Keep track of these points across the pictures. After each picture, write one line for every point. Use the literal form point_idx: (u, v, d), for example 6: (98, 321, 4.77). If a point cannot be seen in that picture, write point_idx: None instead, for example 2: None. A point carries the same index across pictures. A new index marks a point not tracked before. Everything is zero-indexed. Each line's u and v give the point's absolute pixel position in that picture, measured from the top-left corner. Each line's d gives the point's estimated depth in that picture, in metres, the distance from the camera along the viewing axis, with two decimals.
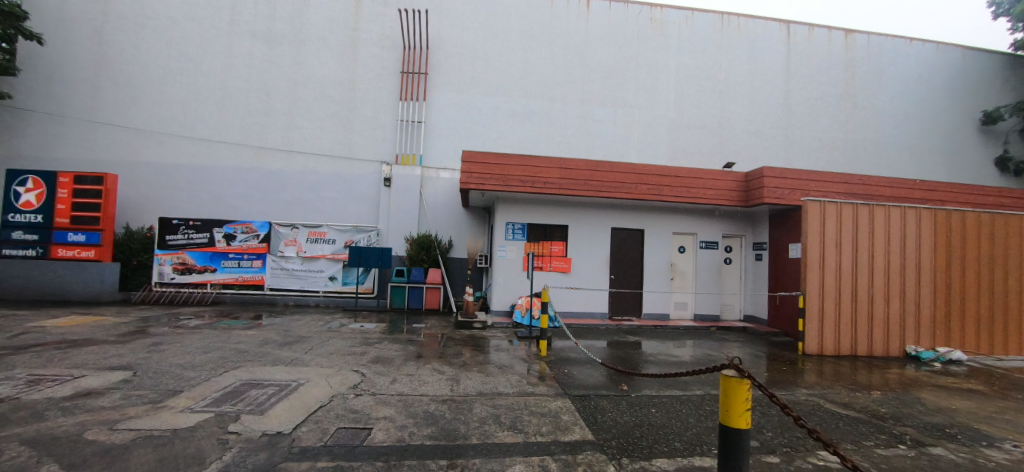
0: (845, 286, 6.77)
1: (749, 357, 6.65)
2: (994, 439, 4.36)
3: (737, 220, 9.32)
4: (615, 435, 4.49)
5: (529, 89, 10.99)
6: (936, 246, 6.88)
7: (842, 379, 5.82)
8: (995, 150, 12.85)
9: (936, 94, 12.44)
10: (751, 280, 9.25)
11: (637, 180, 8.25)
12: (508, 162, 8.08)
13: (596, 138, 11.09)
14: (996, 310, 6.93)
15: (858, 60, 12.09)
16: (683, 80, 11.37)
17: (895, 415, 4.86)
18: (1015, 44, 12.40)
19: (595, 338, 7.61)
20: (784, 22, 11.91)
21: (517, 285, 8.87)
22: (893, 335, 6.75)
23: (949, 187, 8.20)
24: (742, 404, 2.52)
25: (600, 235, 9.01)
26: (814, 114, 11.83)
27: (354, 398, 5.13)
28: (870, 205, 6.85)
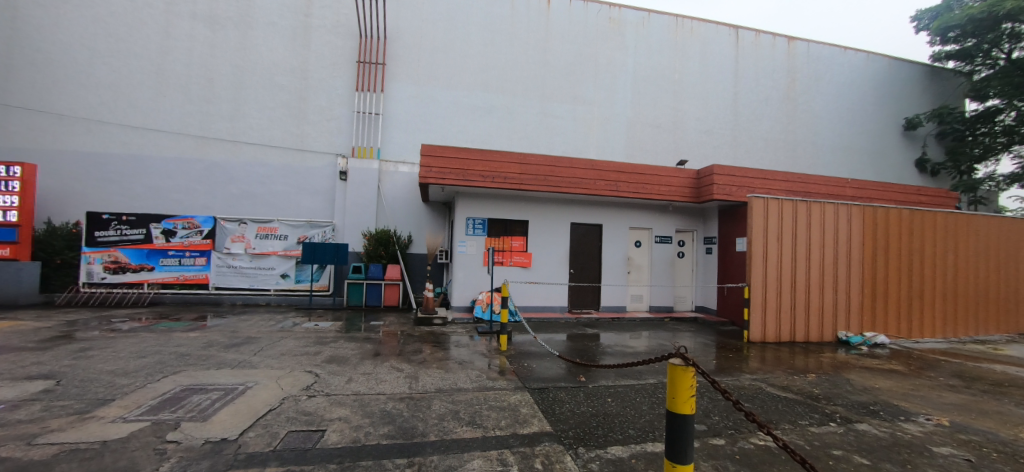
0: (786, 278, 7.20)
1: (700, 346, 6.95)
2: (910, 414, 4.82)
3: (689, 215, 9.71)
4: (572, 426, 4.56)
5: (490, 83, 10.93)
6: (865, 240, 7.47)
7: (783, 364, 6.20)
8: (914, 152, 14.15)
9: (865, 100, 13.50)
10: (702, 273, 9.67)
11: (596, 176, 8.44)
12: (468, 156, 7.99)
13: (556, 134, 11.21)
14: (914, 297, 7.63)
15: (799, 66, 12.90)
16: (640, 80, 11.69)
17: (828, 396, 5.24)
18: (934, 57, 13.65)
19: (555, 332, 7.70)
20: (733, 27, 12.49)
21: (478, 280, 8.83)
22: (826, 322, 7.29)
23: (876, 186, 8.92)
24: (687, 391, 2.62)
25: (560, 230, 9.12)
26: (759, 115, 12.53)
27: (306, 400, 4.90)
28: (808, 202, 7.31)
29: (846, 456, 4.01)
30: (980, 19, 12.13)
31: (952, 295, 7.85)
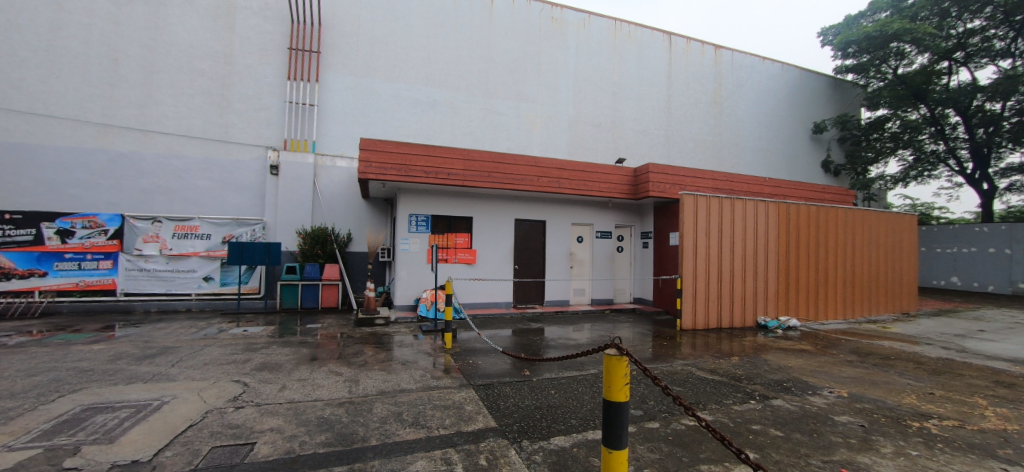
0: (714, 269, 7.73)
1: (638, 336, 7.29)
2: (817, 388, 5.38)
3: (627, 212, 10.18)
4: (517, 419, 4.59)
5: (432, 77, 10.71)
6: (779, 233, 8.21)
7: (711, 349, 6.67)
8: (820, 155, 15.82)
9: (780, 107, 14.86)
10: (639, 266, 10.16)
11: (539, 173, 8.57)
12: (410, 151, 7.79)
13: (500, 130, 11.24)
14: (820, 284, 8.53)
15: (724, 73, 13.91)
16: (581, 80, 12.02)
17: (750, 376, 5.71)
18: (837, 69, 15.32)
19: (500, 327, 7.74)
20: (667, 33, 13.19)
21: (422, 278, 8.63)
22: (747, 309, 7.96)
23: (789, 184, 9.84)
24: (622, 379, 2.72)
25: (505, 226, 9.16)
26: (690, 118, 13.37)
27: (233, 412, 4.51)
28: (733, 199, 7.88)
29: (764, 430, 4.42)
30: (873, 37, 13.87)
31: (850, 281, 8.87)
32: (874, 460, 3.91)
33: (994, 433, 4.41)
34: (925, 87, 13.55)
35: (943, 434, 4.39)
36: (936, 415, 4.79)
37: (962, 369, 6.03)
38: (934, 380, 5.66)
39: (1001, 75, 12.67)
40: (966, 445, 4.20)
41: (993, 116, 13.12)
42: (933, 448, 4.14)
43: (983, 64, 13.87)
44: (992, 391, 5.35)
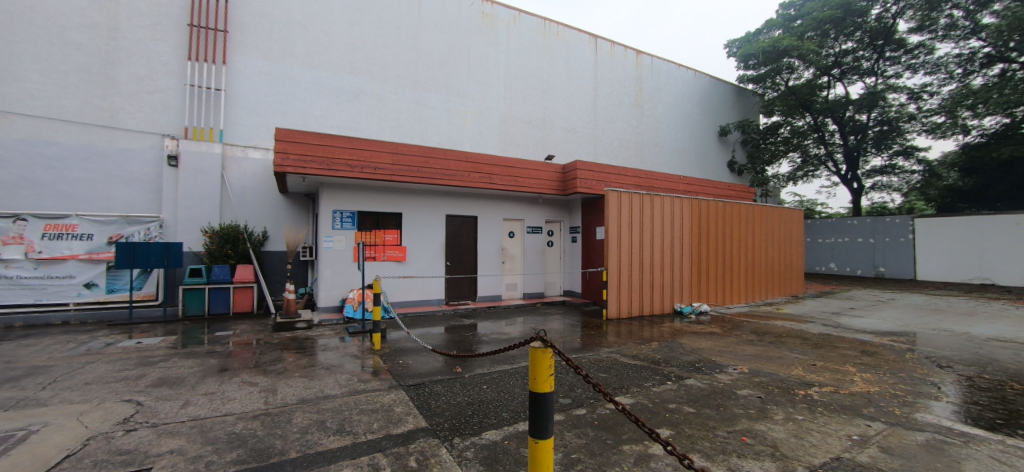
0: (636, 261, 8.21)
1: (567, 327, 7.55)
2: (722, 366, 5.96)
3: (557, 207, 10.49)
4: (448, 417, 4.53)
5: (357, 65, 10.16)
6: (692, 227, 8.94)
7: (634, 336, 7.09)
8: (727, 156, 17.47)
9: (693, 111, 16.18)
10: (568, 260, 10.53)
11: (470, 168, 8.52)
12: (333, 143, 7.35)
13: (430, 124, 10.98)
14: (727, 272, 9.44)
15: (645, 77, 14.81)
16: (512, 77, 12.13)
17: (667, 359, 6.17)
18: (741, 79, 16.99)
19: (431, 325, 7.60)
20: (593, 36, 13.72)
21: (347, 278, 8.21)
22: (665, 297, 8.59)
23: (701, 183, 10.77)
24: (547, 370, 2.77)
25: (436, 222, 9.00)
26: (615, 118, 14.08)
27: (123, 436, 3.94)
28: (652, 195, 8.44)
29: (679, 408, 4.80)
30: (769, 51, 15.58)
31: (751, 269, 9.93)
32: (769, 427, 4.42)
33: (860, 395, 5.19)
34: (809, 98, 15.52)
35: (822, 399, 5.08)
36: (816, 382, 5.53)
37: (836, 341, 7.03)
38: (816, 352, 6.53)
39: (866, 92, 14.94)
40: (839, 407, 4.90)
41: (861, 126, 15.67)
42: (814, 412, 4.77)
43: (854, 80, 16.09)
44: (857, 359, 6.30)
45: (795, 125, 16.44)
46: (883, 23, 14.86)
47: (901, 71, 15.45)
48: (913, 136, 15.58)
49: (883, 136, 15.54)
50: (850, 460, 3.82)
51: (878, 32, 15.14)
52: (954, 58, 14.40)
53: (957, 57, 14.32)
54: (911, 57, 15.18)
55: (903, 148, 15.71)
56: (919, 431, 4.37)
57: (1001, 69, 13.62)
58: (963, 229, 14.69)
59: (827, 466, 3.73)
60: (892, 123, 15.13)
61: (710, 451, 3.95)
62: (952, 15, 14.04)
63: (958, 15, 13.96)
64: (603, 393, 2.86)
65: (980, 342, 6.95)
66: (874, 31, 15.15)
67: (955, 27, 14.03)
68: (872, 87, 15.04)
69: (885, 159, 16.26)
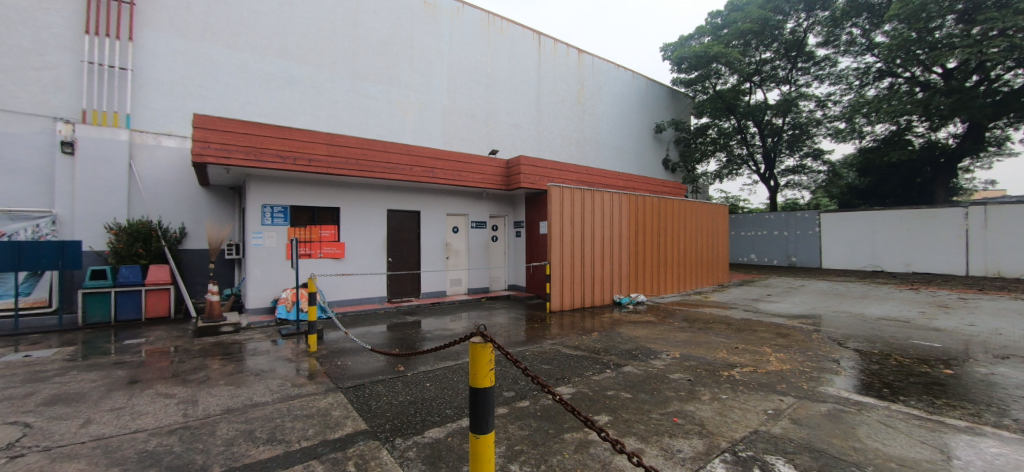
0: (578, 254, 8.45)
1: (512, 321, 7.62)
2: (656, 352, 6.33)
3: (501, 202, 10.54)
4: (390, 418, 4.40)
5: (288, 50, 9.46)
6: (630, 221, 9.35)
7: (576, 327, 7.32)
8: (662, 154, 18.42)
9: (631, 110, 16.88)
10: (512, 254, 10.62)
11: (412, 162, 8.36)
12: (261, 132, 6.90)
13: (369, 115, 10.50)
14: (660, 264, 9.99)
15: (586, 76, 15.21)
16: (455, 70, 11.91)
17: (607, 348, 6.43)
18: (675, 81, 17.98)
19: (372, 324, 7.35)
20: (537, 33, 13.84)
21: (279, 276, 7.71)
22: (605, 289, 8.93)
23: (639, 179, 11.29)
24: (487, 365, 2.77)
25: (376, 217, 8.70)
26: (557, 115, 14.34)
27: (4, 464, 3.42)
28: (593, 190, 8.71)
29: (617, 394, 5.04)
30: (700, 56, 16.62)
31: (682, 260, 10.59)
32: (697, 407, 4.75)
33: (774, 372, 5.74)
34: (734, 102, 16.89)
35: (743, 378, 5.55)
36: (738, 364, 6.02)
37: (756, 325, 7.72)
38: (738, 336, 7.12)
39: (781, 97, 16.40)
40: (757, 385, 5.38)
41: (777, 129, 17.21)
42: (737, 390, 5.21)
43: (771, 87, 17.63)
44: (773, 341, 6.95)
45: (722, 126, 17.83)
46: (796, 37, 16.39)
47: (810, 81, 17.13)
48: (819, 140, 17.45)
49: (795, 139, 17.02)
50: (766, 433, 4.22)
51: (792, 45, 16.70)
52: (854, 71, 16.18)
53: (855, 71, 16.13)
54: (818, 68, 16.89)
55: (811, 150, 17.54)
56: (823, 402, 4.92)
57: (889, 82, 15.58)
58: (860, 222, 16.63)
59: (747, 439, 4.08)
60: (802, 127, 16.67)
61: (645, 433, 4.18)
62: (851, 33, 15.80)
63: (856, 33, 15.68)
64: (541, 385, 2.91)
65: (872, 321, 7.94)
66: (788, 44, 16.66)
67: (854, 43, 15.77)
68: (786, 94, 16.56)
69: (797, 160, 18.03)
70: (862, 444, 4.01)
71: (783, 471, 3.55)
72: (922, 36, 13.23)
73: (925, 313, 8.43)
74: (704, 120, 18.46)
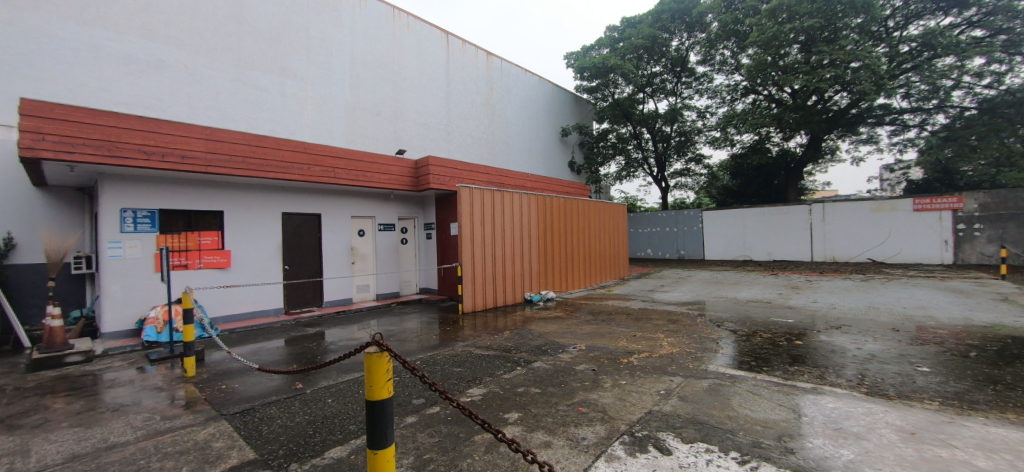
0: (489, 254, 8.52)
1: (423, 326, 7.46)
2: (564, 346, 6.65)
3: (409, 203, 10.28)
4: (283, 443, 4.03)
5: (154, 28, 8.04)
6: (538, 221, 9.67)
7: (488, 327, 7.38)
8: (569, 157, 19.27)
9: (539, 113, 17.42)
10: (423, 257, 10.42)
11: (310, 161, 7.88)
12: (119, 123, 5.89)
13: (259, 109, 9.37)
14: (567, 261, 10.50)
15: (495, 78, 15.36)
16: (359, 64, 11.19)
17: (517, 345, 6.59)
18: (578, 88, 18.98)
19: (265, 339, 6.70)
20: (445, 32, 13.61)
21: (145, 292, 6.66)
22: (516, 287, 9.13)
23: (546, 181, 11.76)
24: (384, 376, 2.67)
25: (268, 221, 7.95)
26: (466, 115, 14.26)
27: None
28: (502, 191, 8.84)
29: (527, 390, 5.20)
30: (599, 67, 17.94)
31: (587, 256, 11.26)
32: (599, 395, 5.08)
33: (666, 356, 6.35)
34: (629, 109, 18.65)
35: (639, 364, 6.06)
36: (636, 350, 6.55)
37: (651, 314, 8.49)
38: (636, 325, 7.77)
39: (668, 107, 18.62)
40: (651, 368, 5.90)
41: (667, 136, 19.47)
42: (634, 375, 5.67)
43: (661, 98, 19.47)
44: (665, 327, 7.69)
45: (620, 132, 19.35)
46: (679, 54, 18.42)
47: (692, 94, 19.27)
48: (700, 146, 19.84)
49: (681, 144, 19.49)
50: (659, 412, 4.65)
51: (677, 61, 18.72)
52: (726, 87, 18.54)
53: (727, 87, 18.48)
54: (698, 83, 19.12)
55: (694, 155, 19.92)
56: (705, 379, 5.56)
57: (752, 98, 18.04)
58: (735, 217, 19.07)
59: (643, 420, 4.46)
60: (686, 134, 19.21)
61: (552, 426, 4.35)
62: (723, 54, 18.13)
63: (727, 54, 18.05)
64: (440, 392, 2.87)
65: (744, 304, 9.17)
66: (673, 60, 18.69)
67: (725, 64, 18.17)
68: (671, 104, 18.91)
69: (683, 164, 20.29)
70: (735, 412, 4.61)
71: (673, 445, 3.93)
72: (775, 61, 15.56)
73: (782, 294, 9.99)
74: (604, 125, 19.79)
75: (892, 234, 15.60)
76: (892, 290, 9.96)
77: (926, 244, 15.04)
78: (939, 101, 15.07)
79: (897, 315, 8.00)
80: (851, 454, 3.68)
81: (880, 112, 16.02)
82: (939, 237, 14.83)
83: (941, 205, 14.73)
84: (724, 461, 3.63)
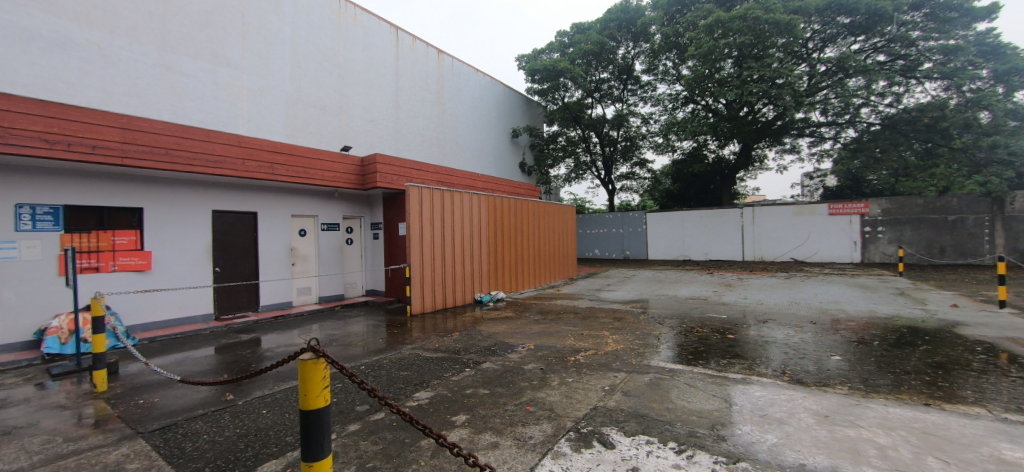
0: (438, 255, 8.42)
1: (369, 329, 7.23)
2: (513, 346, 6.71)
3: (355, 202, 9.96)
4: (209, 460, 3.74)
5: (58, 1, 7.08)
6: (489, 221, 9.69)
7: (436, 329, 7.29)
8: (519, 159, 19.44)
9: (489, 114, 17.43)
10: (369, 257, 10.13)
11: (246, 155, 7.39)
12: (14, 107, 5.18)
13: (187, 97, 8.56)
14: (518, 261, 10.61)
15: (445, 77, 15.15)
16: (300, 55, 10.60)
17: (467, 347, 6.57)
18: (529, 90, 19.21)
19: (191, 348, 6.20)
20: (394, 27, 13.23)
21: (46, 299, 5.94)
22: (466, 288, 9.10)
23: (497, 181, 11.83)
24: (320, 383, 2.53)
25: (197, 220, 7.37)
26: (416, 113, 13.97)
27: None
28: (452, 191, 8.77)
29: (475, 392, 5.19)
30: (550, 70, 18.34)
31: (537, 256, 11.44)
32: (547, 393, 5.17)
33: (611, 353, 6.59)
34: (578, 113, 19.21)
35: (585, 361, 6.25)
36: (582, 348, 6.75)
37: (597, 312, 8.78)
38: (583, 323, 8.00)
39: (614, 113, 19.40)
40: (596, 365, 6.11)
41: (613, 140, 20.24)
42: (580, 372, 5.84)
43: (608, 104, 20.19)
44: (610, 324, 7.99)
45: (569, 135, 19.85)
46: (626, 62, 19.18)
47: (637, 101, 20.13)
48: (644, 151, 20.81)
49: (627, 149, 20.33)
50: (603, 407, 4.82)
51: (623, 69, 19.49)
52: (668, 96, 19.53)
53: (669, 96, 19.46)
54: (643, 91, 20.00)
55: (639, 160, 20.87)
56: (646, 373, 5.84)
57: (691, 107, 19.13)
58: (676, 220, 20.09)
59: (589, 416, 4.60)
60: (631, 140, 19.98)
61: (501, 426, 4.38)
62: (665, 65, 19.08)
63: (669, 65, 18.99)
64: (381, 398, 2.80)
65: (683, 301, 9.72)
66: (620, 67, 19.46)
67: (667, 74, 19.09)
68: (618, 110, 19.70)
69: (628, 167, 21.19)
70: (673, 404, 4.88)
71: (616, 439, 4.08)
72: (711, 74, 16.56)
73: (717, 291, 10.70)
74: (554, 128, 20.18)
75: (811, 236, 17.17)
76: (811, 286, 10.99)
77: (839, 245, 16.72)
78: (850, 117, 16.71)
79: (814, 309, 8.82)
80: (774, 438, 4.01)
81: (799, 126, 17.57)
82: (849, 239, 16.55)
83: (852, 210, 16.44)
84: (663, 451, 3.82)
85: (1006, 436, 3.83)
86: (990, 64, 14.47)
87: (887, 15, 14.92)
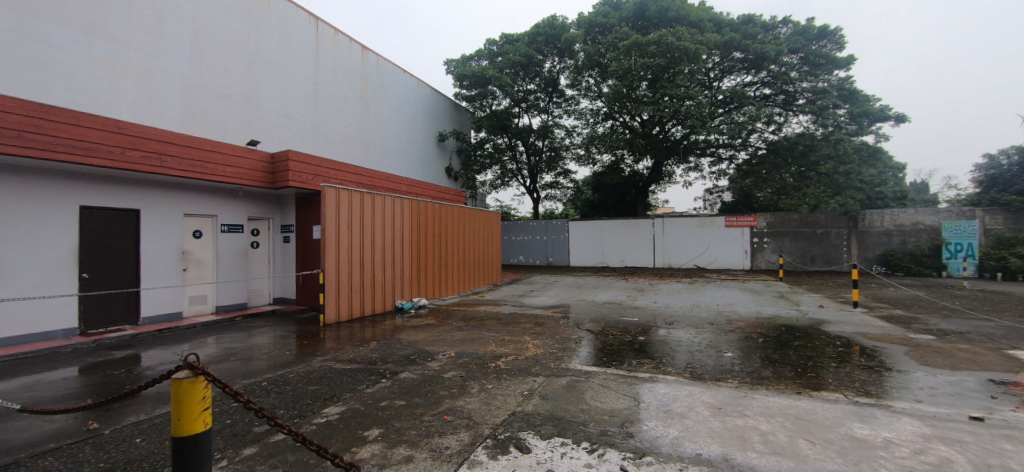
0: (356, 260, 8.03)
1: (275, 341, 6.69)
2: (432, 354, 6.61)
3: (263, 202, 9.23)
4: None
5: None
6: (411, 227, 9.46)
7: (352, 339, 6.94)
8: (445, 164, 19.23)
9: (416, 116, 17.09)
10: (279, 263, 9.46)
11: (127, 143, 6.50)
12: None
13: (52, 73, 7.27)
14: (441, 268, 10.48)
15: (370, 75, 14.55)
16: (202, 37, 9.51)
17: (384, 357, 6.34)
18: (457, 96, 19.28)
19: (47, 369, 5.27)
20: (314, 18, 12.44)
21: None
22: (386, 295, 8.79)
23: (421, 185, 11.63)
24: (199, 406, 2.29)
25: (60, 217, 6.31)
26: (336, 110, 13.25)
27: None
28: (373, 194, 8.44)
29: (390, 404, 5.02)
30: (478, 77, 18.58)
31: (462, 262, 11.41)
32: (466, 401, 5.16)
33: (530, 357, 6.77)
34: (506, 121, 19.57)
35: (505, 367, 6.33)
36: (503, 354, 6.84)
37: (519, 318, 8.96)
38: (505, 329, 8.12)
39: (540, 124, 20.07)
40: (516, 371, 6.21)
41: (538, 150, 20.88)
42: (500, 378, 5.92)
43: (534, 114, 20.78)
44: (531, 330, 8.19)
45: (496, 142, 20.16)
46: (551, 76, 19.98)
47: (562, 114, 20.93)
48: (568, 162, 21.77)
49: (552, 159, 21.11)
50: (521, 412, 4.92)
51: (549, 82, 20.27)
52: (590, 111, 20.49)
53: (591, 111, 20.43)
54: (567, 105, 20.78)
55: (562, 170, 21.79)
56: (563, 377, 6.08)
57: (610, 123, 20.40)
58: (596, 228, 21.22)
59: (506, 422, 4.67)
60: (555, 151, 20.80)
61: (416, 438, 4.29)
62: (588, 81, 20.01)
63: (591, 81, 19.99)
64: (270, 419, 2.66)
65: (601, 306, 10.29)
66: (547, 80, 20.22)
67: (590, 90, 20.04)
68: (544, 121, 20.41)
69: (553, 176, 22.00)
70: (587, 405, 5.13)
71: (533, 443, 4.19)
72: (629, 92, 17.65)
73: (631, 296, 11.49)
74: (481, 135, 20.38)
75: (711, 245, 19.10)
76: (711, 291, 12.21)
77: (734, 253, 18.81)
78: (743, 141, 18.81)
79: (712, 311, 9.81)
80: (674, 432, 4.39)
81: (699, 148, 19.55)
82: (741, 248, 18.70)
83: (743, 223, 18.61)
84: (576, 452, 4.00)
85: (857, 417, 4.57)
86: (848, 106, 17.15)
87: (770, 56, 17.11)
